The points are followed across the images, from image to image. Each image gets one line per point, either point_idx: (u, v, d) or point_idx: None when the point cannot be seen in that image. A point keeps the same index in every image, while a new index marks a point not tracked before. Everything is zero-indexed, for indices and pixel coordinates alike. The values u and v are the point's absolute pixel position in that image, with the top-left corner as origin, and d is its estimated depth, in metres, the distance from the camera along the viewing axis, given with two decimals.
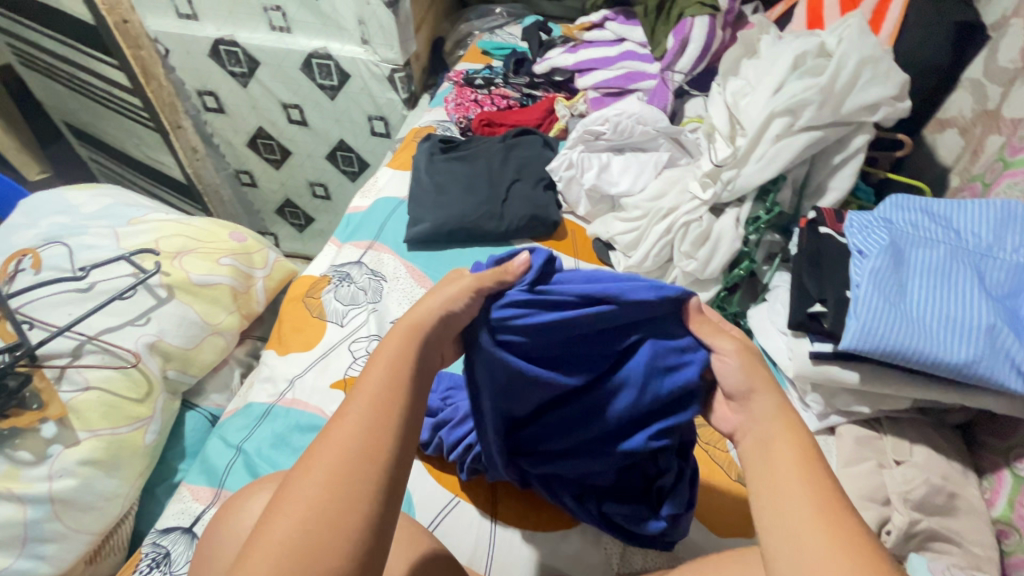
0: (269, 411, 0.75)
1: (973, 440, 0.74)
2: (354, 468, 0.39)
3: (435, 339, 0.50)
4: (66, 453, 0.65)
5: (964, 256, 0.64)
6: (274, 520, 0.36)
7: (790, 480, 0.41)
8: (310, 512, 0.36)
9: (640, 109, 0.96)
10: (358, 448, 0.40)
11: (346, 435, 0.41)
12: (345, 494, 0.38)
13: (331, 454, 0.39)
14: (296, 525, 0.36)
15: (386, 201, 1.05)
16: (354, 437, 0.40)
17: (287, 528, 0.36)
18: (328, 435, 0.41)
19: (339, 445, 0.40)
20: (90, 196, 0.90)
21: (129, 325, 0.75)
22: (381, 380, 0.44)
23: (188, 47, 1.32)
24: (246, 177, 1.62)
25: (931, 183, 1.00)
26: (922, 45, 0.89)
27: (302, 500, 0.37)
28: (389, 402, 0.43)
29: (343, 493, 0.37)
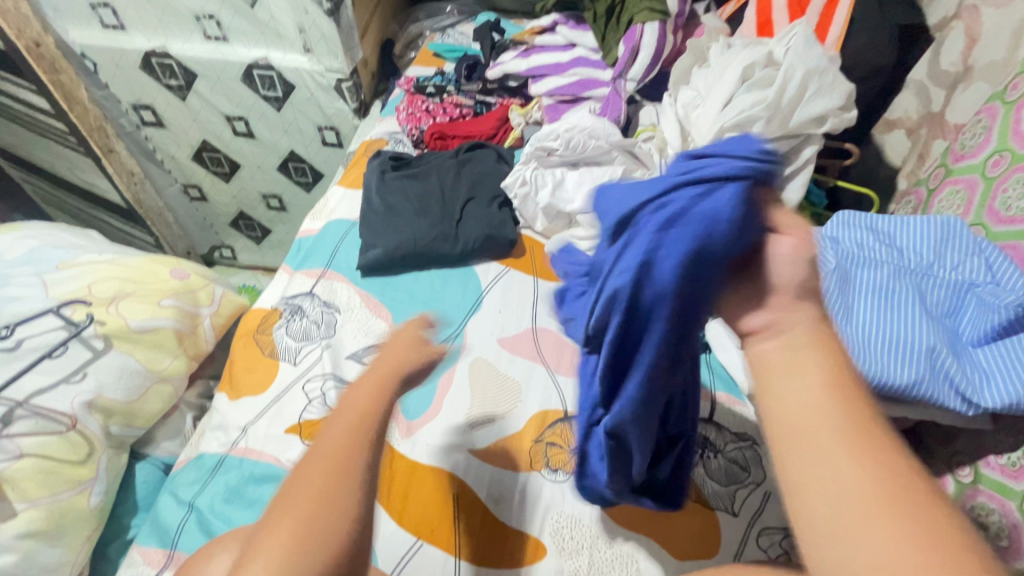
0: (223, 461, 0.74)
1: (919, 444, 0.76)
2: (347, 458, 0.38)
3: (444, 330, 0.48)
4: (2, 527, 0.61)
5: (906, 276, 0.65)
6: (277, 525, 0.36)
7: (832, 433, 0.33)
8: (310, 512, 0.36)
9: (591, 122, 0.95)
10: (341, 447, 0.38)
11: (336, 440, 0.39)
12: (336, 497, 0.37)
13: (330, 440, 0.39)
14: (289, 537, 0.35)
15: (338, 223, 1.01)
16: (342, 434, 0.39)
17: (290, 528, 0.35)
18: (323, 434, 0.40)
19: (326, 448, 0.39)
20: (13, 240, 0.84)
21: (63, 384, 0.71)
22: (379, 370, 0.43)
23: (117, 61, 1.22)
24: (194, 191, 1.55)
25: (880, 183, 1.01)
26: (869, 49, 0.89)
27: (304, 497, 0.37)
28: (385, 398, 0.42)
29: (338, 485, 0.37)
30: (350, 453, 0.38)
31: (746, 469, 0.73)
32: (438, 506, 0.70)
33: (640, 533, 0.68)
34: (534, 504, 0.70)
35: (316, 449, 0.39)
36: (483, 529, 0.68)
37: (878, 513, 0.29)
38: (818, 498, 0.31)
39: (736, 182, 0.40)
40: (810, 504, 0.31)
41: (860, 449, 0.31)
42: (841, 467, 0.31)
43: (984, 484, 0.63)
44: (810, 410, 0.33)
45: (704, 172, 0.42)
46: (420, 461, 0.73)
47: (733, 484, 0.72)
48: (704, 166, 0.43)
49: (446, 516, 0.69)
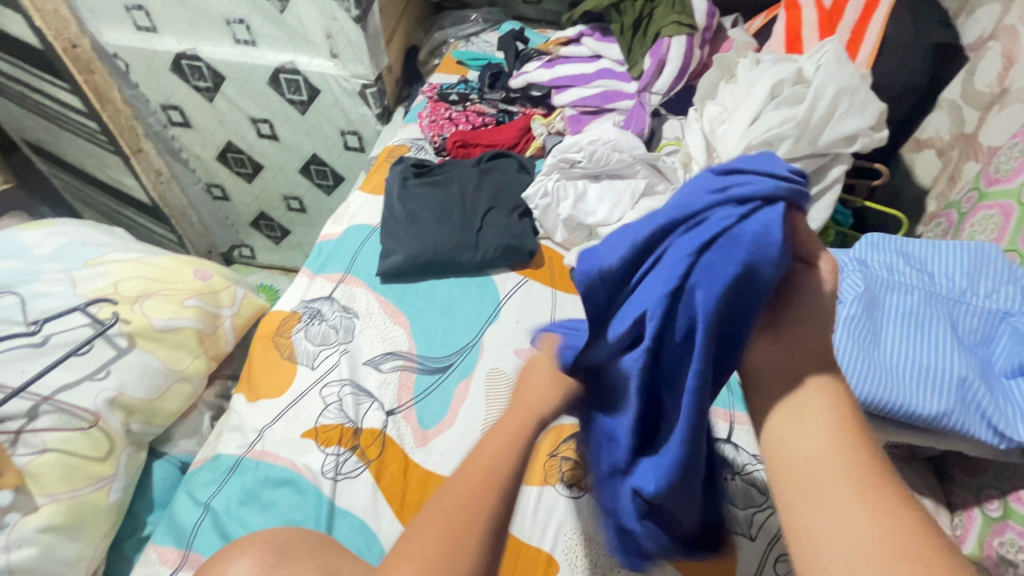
0: (239, 463, 0.74)
1: (945, 475, 0.73)
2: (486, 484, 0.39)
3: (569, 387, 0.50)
4: (24, 521, 0.62)
5: (937, 302, 0.64)
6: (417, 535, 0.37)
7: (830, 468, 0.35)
8: (447, 525, 0.37)
9: (615, 135, 0.94)
10: (491, 462, 0.41)
11: (469, 479, 0.40)
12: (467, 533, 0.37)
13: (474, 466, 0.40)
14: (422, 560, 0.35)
15: (358, 228, 1.01)
16: (493, 449, 0.42)
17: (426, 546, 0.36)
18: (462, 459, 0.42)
19: (459, 485, 0.39)
20: (44, 236, 0.86)
21: (88, 380, 0.72)
22: (517, 417, 0.45)
23: (148, 62, 1.25)
24: (217, 190, 1.57)
25: (909, 204, 0.98)
26: (901, 68, 0.87)
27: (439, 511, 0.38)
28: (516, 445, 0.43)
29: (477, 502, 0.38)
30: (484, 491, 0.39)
31: (765, 493, 0.71)
32: None
33: None
34: (547, 520, 0.69)
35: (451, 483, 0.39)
36: None
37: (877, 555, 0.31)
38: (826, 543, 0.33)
39: (778, 205, 0.39)
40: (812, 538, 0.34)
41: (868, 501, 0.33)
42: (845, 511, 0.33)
43: (1013, 520, 0.61)
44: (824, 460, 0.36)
45: (739, 193, 0.40)
46: (434, 472, 0.73)
47: (751, 508, 0.70)
48: (740, 182, 0.40)
49: None
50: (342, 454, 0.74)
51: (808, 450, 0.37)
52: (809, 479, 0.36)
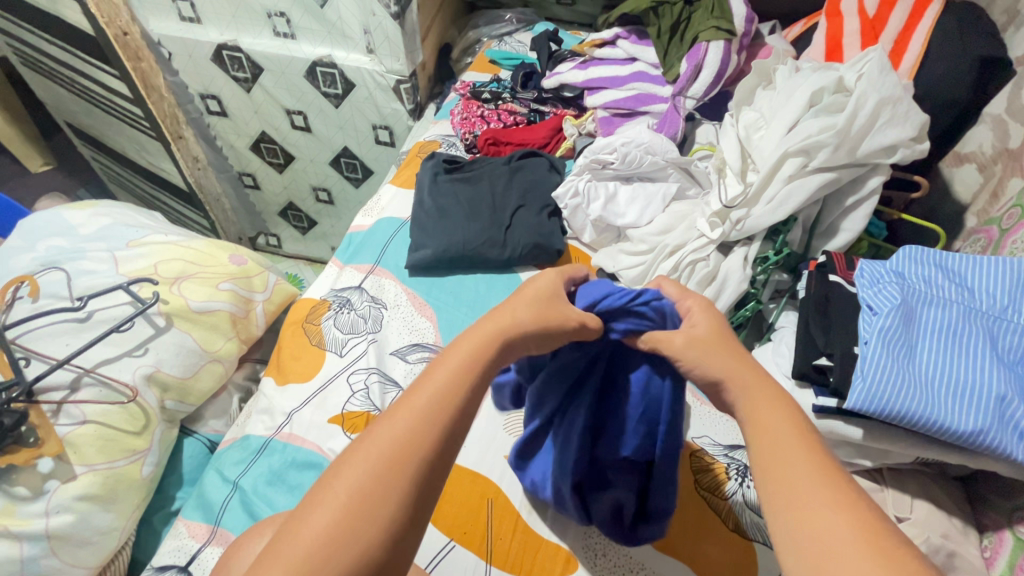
0: (267, 444, 0.76)
1: (975, 495, 0.71)
2: (408, 453, 0.38)
3: (512, 347, 0.48)
4: (62, 488, 0.65)
5: (977, 318, 0.63)
6: (320, 504, 0.36)
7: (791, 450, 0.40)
8: (357, 496, 0.36)
9: (649, 138, 0.93)
10: (410, 432, 0.39)
11: (399, 432, 0.39)
12: (390, 487, 0.36)
13: (393, 430, 0.39)
14: (328, 522, 0.35)
15: (389, 221, 1.03)
16: (408, 419, 0.39)
17: (323, 519, 0.35)
18: (384, 418, 0.40)
19: (389, 437, 0.38)
20: (89, 215, 0.89)
21: (127, 356, 0.74)
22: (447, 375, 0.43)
23: (191, 51, 1.28)
24: (249, 179, 1.62)
25: (945, 219, 0.96)
26: (944, 80, 0.86)
27: (353, 478, 0.36)
28: (455, 395, 0.42)
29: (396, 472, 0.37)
30: (416, 437, 0.39)
31: None
32: (470, 511, 0.70)
33: (667, 556, 0.67)
34: (566, 518, 0.70)
35: (376, 437, 0.38)
36: (515, 539, 0.68)
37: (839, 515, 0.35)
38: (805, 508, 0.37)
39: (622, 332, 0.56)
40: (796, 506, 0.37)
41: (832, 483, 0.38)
42: (810, 489, 0.37)
43: None
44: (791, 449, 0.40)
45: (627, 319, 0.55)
46: (457, 463, 0.75)
47: None
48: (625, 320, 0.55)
49: (480, 521, 0.69)
50: None
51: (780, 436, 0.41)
52: (779, 458, 0.40)
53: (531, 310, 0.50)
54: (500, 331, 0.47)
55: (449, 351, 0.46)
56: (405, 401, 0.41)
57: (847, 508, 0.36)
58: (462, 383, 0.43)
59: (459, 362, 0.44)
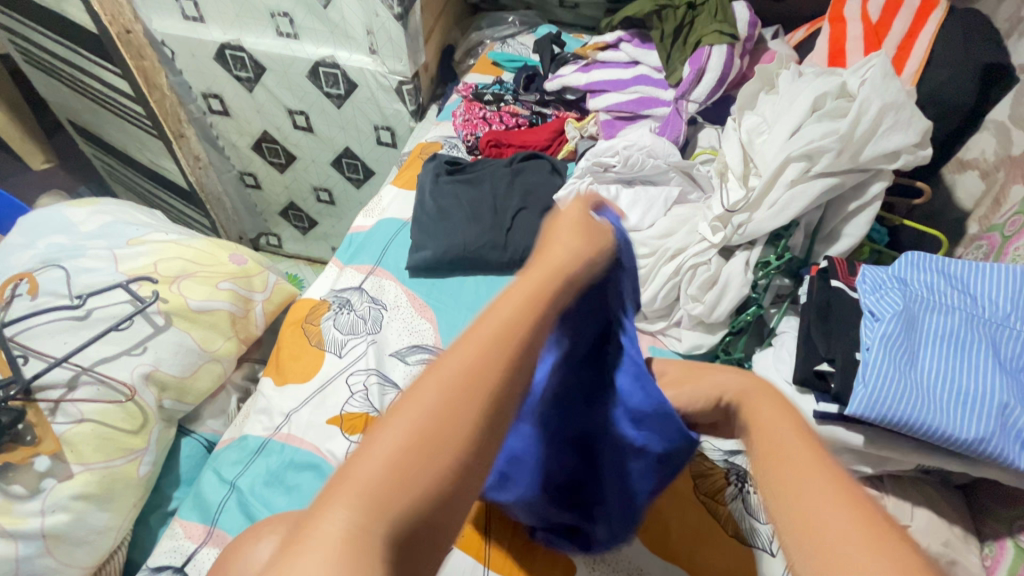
0: (266, 445, 0.76)
1: (976, 503, 0.71)
2: (479, 384, 0.32)
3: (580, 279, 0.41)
4: (58, 487, 0.64)
5: (979, 325, 0.63)
6: (381, 437, 0.30)
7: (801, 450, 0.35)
8: (419, 431, 0.30)
9: (650, 141, 0.94)
10: (481, 360, 0.33)
11: (468, 357, 0.32)
12: (458, 423, 0.31)
13: (460, 359, 0.32)
14: (393, 457, 0.29)
15: (389, 222, 1.03)
16: (479, 346, 0.33)
17: (381, 458, 0.29)
18: (457, 341, 0.34)
19: (452, 372, 0.32)
20: (89, 213, 0.89)
21: (126, 355, 0.74)
22: (520, 302, 0.36)
23: (194, 50, 1.28)
24: (250, 179, 1.61)
25: (947, 225, 0.96)
26: (947, 87, 0.86)
27: (417, 411, 0.31)
28: (528, 324, 0.35)
29: (465, 406, 0.31)
30: (491, 367, 0.32)
31: None
32: (468, 515, 0.70)
33: (665, 560, 0.67)
34: None
35: (443, 365, 0.32)
36: (513, 542, 0.68)
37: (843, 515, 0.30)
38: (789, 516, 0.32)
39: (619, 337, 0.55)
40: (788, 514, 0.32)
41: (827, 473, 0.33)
42: (810, 483, 0.32)
43: None
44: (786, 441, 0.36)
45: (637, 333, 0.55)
46: None
47: None
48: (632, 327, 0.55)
49: (479, 525, 0.69)
50: None
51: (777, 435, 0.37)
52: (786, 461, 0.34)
53: (588, 238, 0.43)
54: (571, 260, 0.40)
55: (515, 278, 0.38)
56: (476, 325, 0.34)
57: (853, 502, 0.31)
58: (534, 305, 0.36)
59: (530, 286, 0.37)
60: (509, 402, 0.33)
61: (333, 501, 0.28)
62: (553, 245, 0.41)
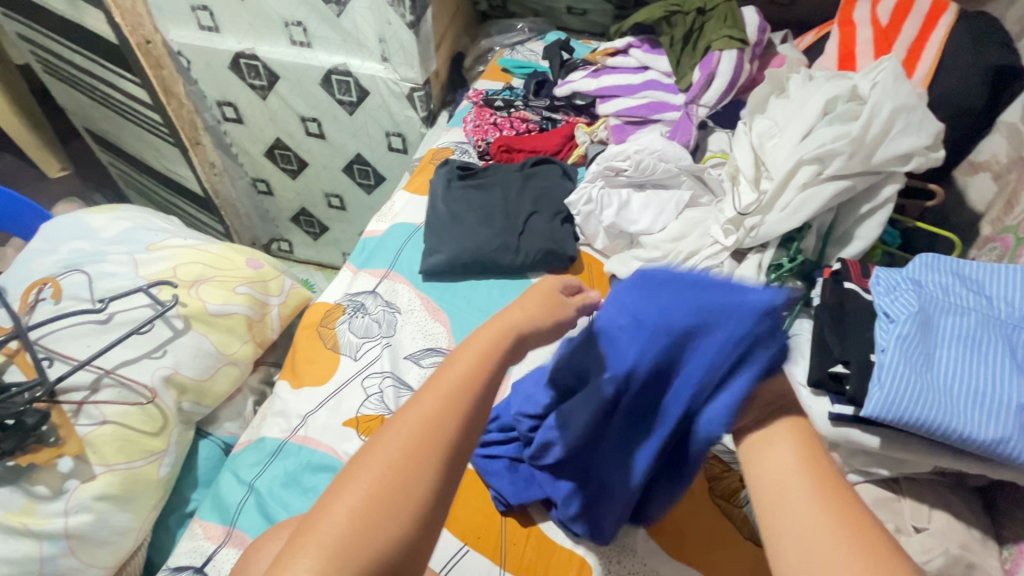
0: (283, 447, 0.77)
1: (995, 506, 0.70)
2: (427, 441, 0.38)
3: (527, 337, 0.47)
4: (81, 488, 0.65)
5: (995, 326, 0.63)
6: (343, 495, 0.36)
7: (804, 494, 0.39)
8: (378, 487, 0.36)
9: (663, 145, 0.94)
10: (430, 419, 0.39)
11: (420, 417, 0.39)
12: (410, 477, 0.37)
13: (412, 420, 0.39)
14: (351, 512, 0.35)
15: (402, 226, 1.04)
16: (429, 407, 0.40)
17: (344, 513, 0.35)
18: (408, 403, 0.40)
19: (405, 433, 0.38)
20: (110, 219, 0.91)
21: (146, 358, 0.75)
22: (463, 367, 0.42)
23: (209, 59, 1.30)
24: (263, 185, 1.63)
25: (959, 227, 0.96)
26: (957, 90, 0.86)
27: (375, 469, 0.37)
28: (469, 390, 0.41)
29: (416, 462, 0.37)
30: (439, 425, 0.39)
31: None
32: (483, 516, 0.70)
33: (681, 562, 0.67)
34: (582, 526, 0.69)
35: (398, 427, 0.39)
36: (529, 544, 0.68)
37: (850, 556, 0.35)
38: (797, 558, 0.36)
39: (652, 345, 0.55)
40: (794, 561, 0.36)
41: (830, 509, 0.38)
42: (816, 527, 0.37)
43: None
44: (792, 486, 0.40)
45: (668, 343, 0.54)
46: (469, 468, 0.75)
47: None
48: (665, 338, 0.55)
49: (494, 526, 0.70)
50: None
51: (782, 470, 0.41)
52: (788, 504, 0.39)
53: (533, 308, 0.49)
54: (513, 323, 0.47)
55: (461, 346, 0.45)
56: (427, 387, 0.41)
57: (850, 545, 0.35)
58: (476, 373, 0.42)
59: (475, 356, 0.43)
60: (460, 452, 0.39)
61: (300, 554, 0.34)
62: (501, 315, 0.48)
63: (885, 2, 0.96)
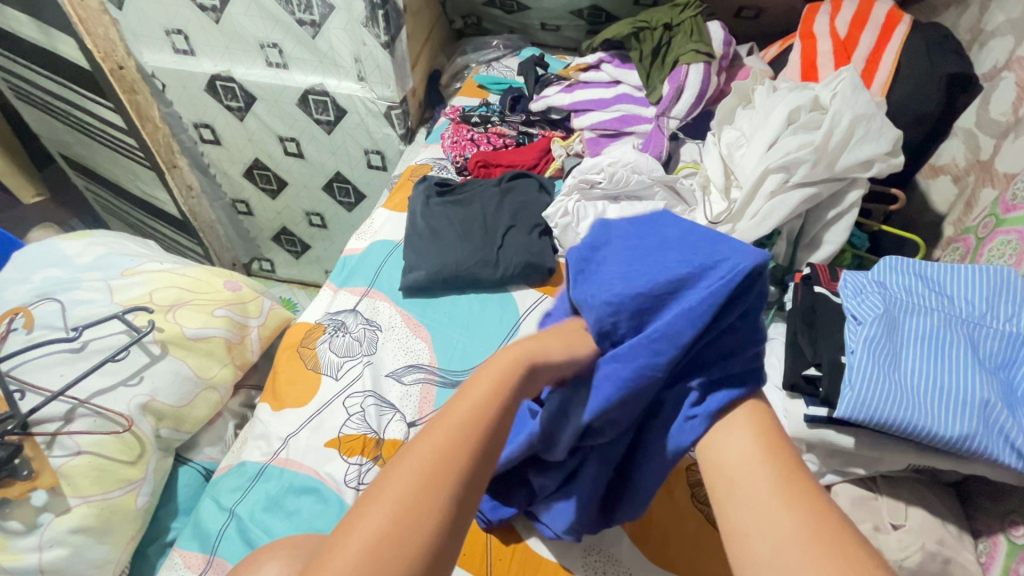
0: (264, 470, 0.76)
1: (968, 500, 0.72)
2: (443, 468, 0.37)
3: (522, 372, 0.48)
4: (56, 522, 0.64)
5: (957, 325, 0.65)
6: (357, 524, 0.34)
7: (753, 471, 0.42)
8: (391, 517, 0.34)
9: (634, 157, 0.96)
10: (444, 447, 0.38)
11: (432, 445, 0.38)
12: (425, 504, 0.35)
13: (425, 447, 0.38)
14: (374, 535, 0.33)
15: (382, 244, 1.04)
16: (440, 434, 0.38)
17: (355, 546, 0.33)
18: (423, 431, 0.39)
19: (418, 461, 0.37)
20: (84, 246, 0.90)
21: (122, 386, 0.74)
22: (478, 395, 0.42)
23: (185, 82, 1.30)
24: (242, 206, 1.63)
25: (924, 229, 0.99)
26: (913, 97, 0.90)
27: (390, 497, 0.35)
28: (485, 415, 0.40)
29: (432, 490, 0.35)
30: (451, 455, 0.37)
31: None
32: (468, 531, 0.70)
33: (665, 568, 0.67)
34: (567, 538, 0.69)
35: (410, 454, 0.37)
36: (515, 559, 0.68)
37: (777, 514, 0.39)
38: (746, 533, 0.39)
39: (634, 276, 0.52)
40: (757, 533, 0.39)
41: (785, 483, 0.40)
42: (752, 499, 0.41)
43: None
44: (748, 469, 0.42)
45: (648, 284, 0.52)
46: None
47: None
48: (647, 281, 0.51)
49: (479, 542, 0.69)
50: (364, 464, 0.75)
51: (740, 455, 0.44)
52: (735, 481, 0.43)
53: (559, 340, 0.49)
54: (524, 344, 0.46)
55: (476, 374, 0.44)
56: (440, 417, 0.40)
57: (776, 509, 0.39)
58: (493, 398, 0.41)
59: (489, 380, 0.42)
60: (474, 483, 0.38)
61: None
62: (513, 345, 0.47)
63: (843, 15, 1.00)
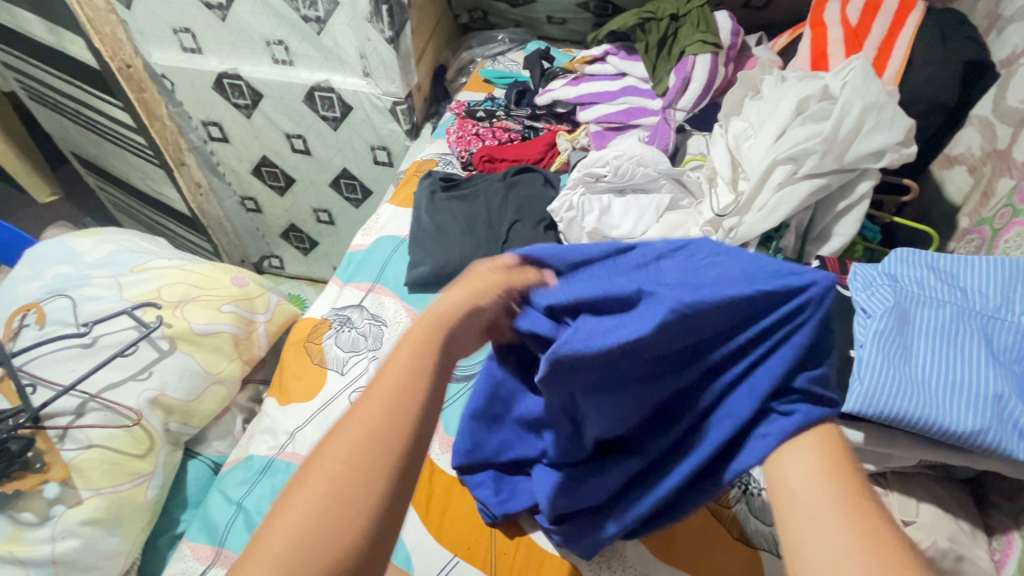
0: (270, 464, 0.77)
1: (983, 496, 0.70)
2: (380, 433, 0.35)
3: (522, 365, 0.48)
4: (68, 514, 0.65)
5: (971, 318, 0.63)
6: (298, 495, 0.33)
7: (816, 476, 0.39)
8: (333, 487, 0.33)
9: (640, 150, 0.96)
10: (385, 414, 0.36)
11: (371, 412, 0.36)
12: (364, 470, 0.34)
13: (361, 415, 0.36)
14: (301, 527, 0.32)
15: (388, 239, 1.04)
16: (379, 403, 0.37)
17: (298, 518, 0.32)
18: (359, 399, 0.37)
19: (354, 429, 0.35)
20: (94, 243, 0.91)
21: (131, 380, 0.75)
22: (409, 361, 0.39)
23: (192, 80, 1.32)
24: (251, 203, 1.64)
25: (939, 220, 0.96)
26: (927, 86, 0.87)
27: (328, 468, 0.34)
28: (414, 378, 0.38)
29: (369, 455, 0.34)
30: (388, 420, 0.36)
31: None
32: (472, 526, 0.71)
33: (672, 566, 0.66)
34: None
35: (345, 426, 0.36)
36: (519, 553, 0.68)
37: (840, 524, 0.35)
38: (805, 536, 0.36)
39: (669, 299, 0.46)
40: (807, 562, 0.35)
41: (853, 512, 0.36)
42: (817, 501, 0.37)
43: None
44: (810, 490, 0.38)
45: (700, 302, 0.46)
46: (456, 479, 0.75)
47: None
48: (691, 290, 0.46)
49: (483, 537, 0.70)
50: None
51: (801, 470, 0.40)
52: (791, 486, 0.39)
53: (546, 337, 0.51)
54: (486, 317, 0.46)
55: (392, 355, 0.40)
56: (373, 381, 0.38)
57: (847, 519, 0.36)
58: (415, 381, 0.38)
59: (396, 375, 0.38)
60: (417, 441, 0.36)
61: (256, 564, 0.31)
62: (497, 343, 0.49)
63: (853, 2, 0.98)
